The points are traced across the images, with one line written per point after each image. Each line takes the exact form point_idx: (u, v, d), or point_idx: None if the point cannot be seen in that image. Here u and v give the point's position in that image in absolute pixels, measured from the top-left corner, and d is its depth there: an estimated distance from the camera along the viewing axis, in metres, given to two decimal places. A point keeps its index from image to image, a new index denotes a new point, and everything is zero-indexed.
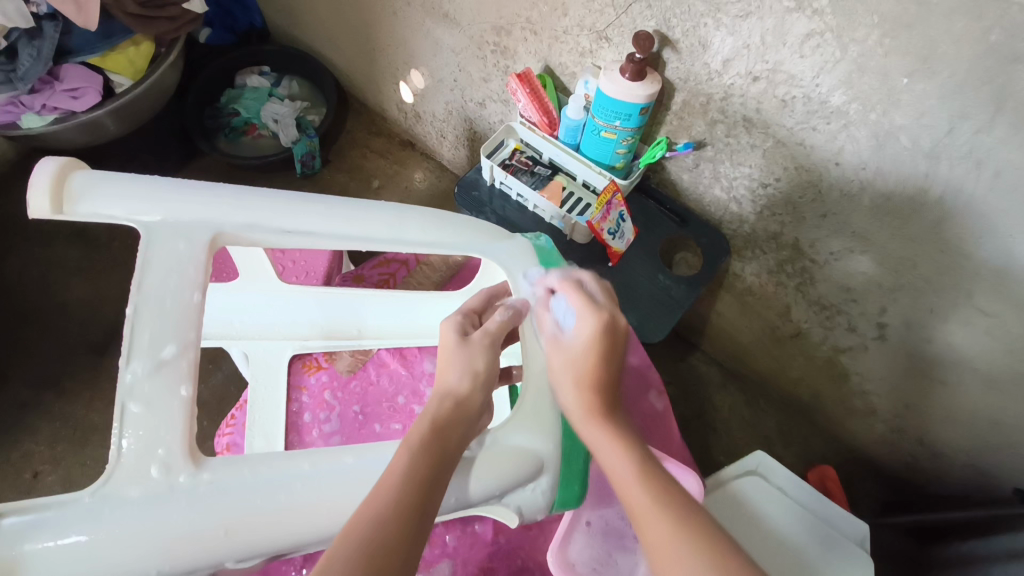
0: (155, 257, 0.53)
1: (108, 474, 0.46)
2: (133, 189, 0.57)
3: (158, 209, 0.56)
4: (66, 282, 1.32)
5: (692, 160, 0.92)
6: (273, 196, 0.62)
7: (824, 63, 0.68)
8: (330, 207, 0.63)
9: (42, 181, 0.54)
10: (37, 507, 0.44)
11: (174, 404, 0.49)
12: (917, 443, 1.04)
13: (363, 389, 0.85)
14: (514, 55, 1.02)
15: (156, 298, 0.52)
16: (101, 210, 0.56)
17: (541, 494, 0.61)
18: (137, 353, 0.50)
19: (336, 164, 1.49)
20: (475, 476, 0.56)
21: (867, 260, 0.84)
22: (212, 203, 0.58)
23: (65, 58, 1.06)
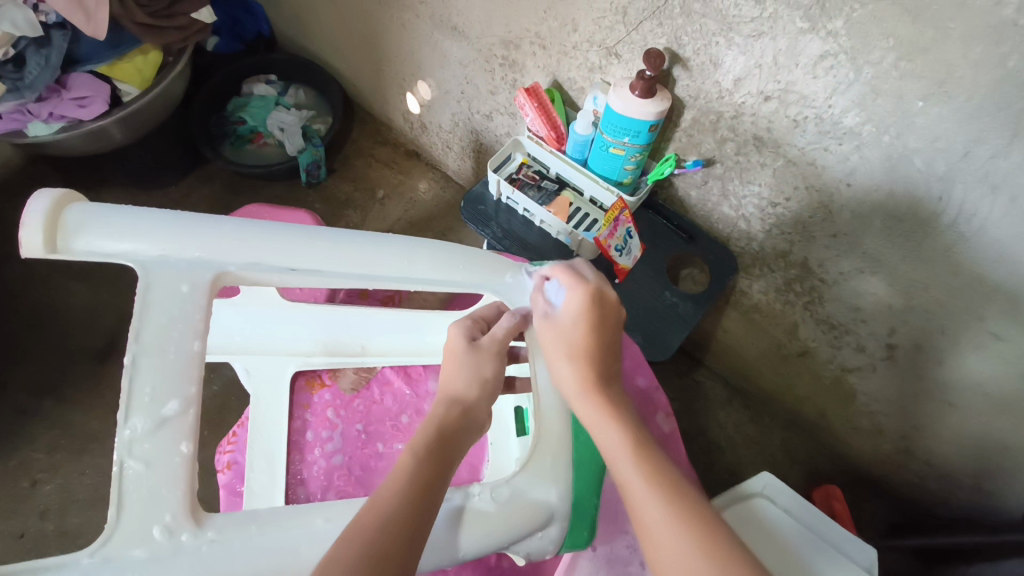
0: (155, 304, 0.52)
1: (106, 534, 0.46)
2: (132, 225, 0.55)
3: (159, 239, 0.55)
4: (68, 288, 1.32)
5: (701, 178, 0.91)
6: (279, 230, 0.60)
7: (837, 84, 0.67)
8: (336, 244, 0.62)
9: (40, 216, 0.53)
10: (35, 569, 0.44)
11: (174, 463, 0.48)
12: (923, 464, 1.03)
13: (367, 407, 0.84)
14: (522, 68, 1.01)
15: (157, 349, 0.51)
16: (102, 247, 0.54)
17: (549, 543, 0.60)
18: (137, 409, 0.49)
19: (341, 174, 1.49)
20: (481, 531, 0.54)
21: (877, 282, 0.83)
22: (217, 236, 0.57)
23: (73, 67, 1.06)
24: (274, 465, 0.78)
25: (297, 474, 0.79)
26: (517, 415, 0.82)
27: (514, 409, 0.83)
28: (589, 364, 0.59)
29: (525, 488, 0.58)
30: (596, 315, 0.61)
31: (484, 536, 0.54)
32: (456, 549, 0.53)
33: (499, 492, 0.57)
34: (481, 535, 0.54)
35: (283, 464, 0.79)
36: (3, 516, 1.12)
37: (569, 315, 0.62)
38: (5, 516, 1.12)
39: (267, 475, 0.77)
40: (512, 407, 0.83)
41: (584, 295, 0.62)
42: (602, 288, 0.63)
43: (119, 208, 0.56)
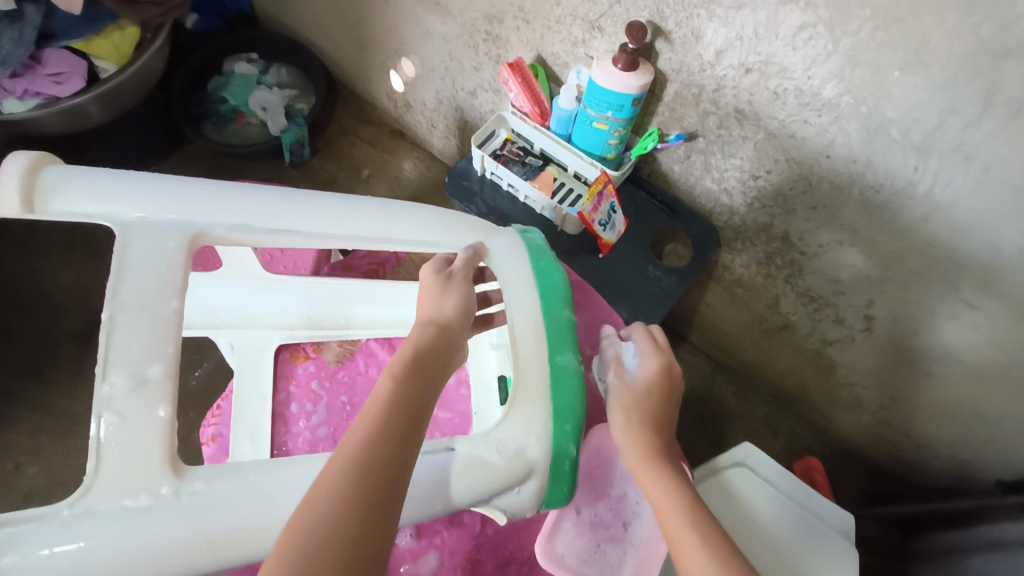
0: (132, 259, 0.52)
1: (85, 486, 0.46)
2: (109, 186, 0.55)
3: (136, 200, 0.55)
4: (49, 269, 1.30)
5: (684, 152, 0.92)
6: (260, 193, 0.60)
7: (816, 55, 0.68)
8: (314, 206, 0.62)
9: (13, 176, 0.53)
10: (14, 520, 0.44)
11: (151, 423, 0.48)
12: (900, 434, 1.06)
13: (351, 379, 0.83)
14: (506, 44, 1.01)
15: (134, 303, 0.51)
16: (76, 208, 0.55)
17: (526, 497, 0.61)
18: (115, 367, 0.48)
19: (325, 153, 1.47)
20: (467, 476, 0.56)
21: (856, 253, 0.84)
22: (194, 198, 0.57)
23: (49, 43, 1.03)
24: (258, 439, 0.78)
25: (281, 445, 0.79)
26: (501, 384, 0.82)
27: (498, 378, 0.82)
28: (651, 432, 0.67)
29: (510, 437, 0.59)
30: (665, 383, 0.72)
31: (468, 484, 0.56)
32: (437, 500, 0.54)
33: (486, 440, 0.58)
34: (466, 484, 0.56)
35: (268, 437, 0.78)
36: None
37: (643, 377, 0.72)
38: None
39: (251, 448, 0.77)
40: (496, 377, 0.82)
41: (658, 367, 0.72)
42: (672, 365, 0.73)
43: (99, 173, 0.56)
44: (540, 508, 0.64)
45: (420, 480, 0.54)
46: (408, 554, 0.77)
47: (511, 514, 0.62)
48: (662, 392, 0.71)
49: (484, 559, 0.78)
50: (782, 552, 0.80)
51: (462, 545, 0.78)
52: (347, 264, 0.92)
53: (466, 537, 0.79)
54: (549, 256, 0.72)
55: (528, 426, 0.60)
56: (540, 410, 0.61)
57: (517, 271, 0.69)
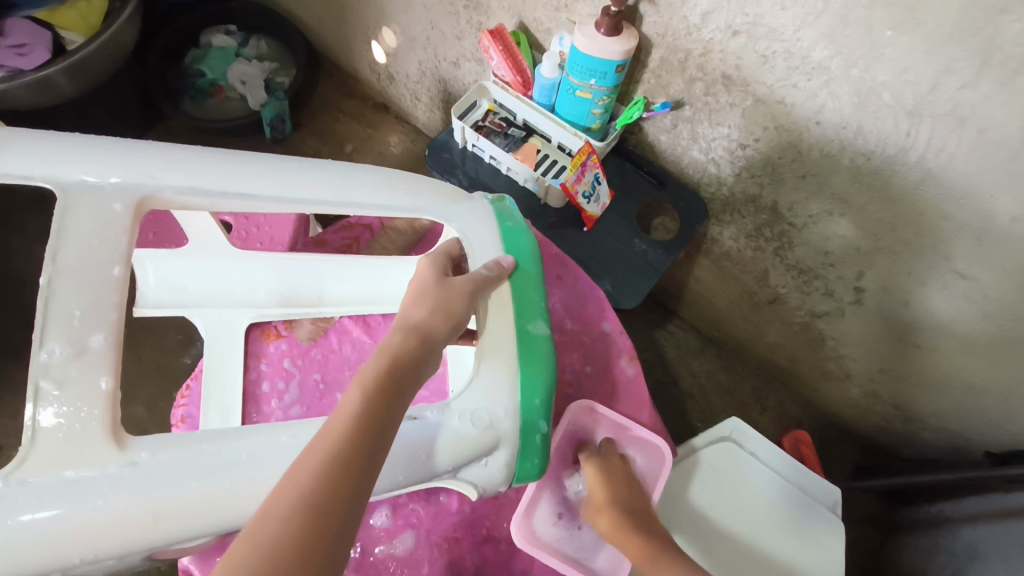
0: (71, 224, 0.51)
1: (20, 459, 0.45)
2: (50, 150, 0.54)
3: (77, 162, 0.54)
4: (25, 249, 1.27)
5: (671, 121, 0.89)
6: (206, 153, 0.59)
7: (805, 15, 0.66)
8: (271, 168, 0.61)
9: None
10: None
11: (93, 395, 0.48)
12: (890, 408, 1.05)
13: (324, 356, 0.83)
14: (487, 10, 0.97)
15: (74, 269, 0.50)
16: (12, 167, 0.53)
17: (497, 469, 0.60)
18: (54, 333, 0.48)
19: (307, 128, 1.44)
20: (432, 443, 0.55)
21: (846, 223, 0.82)
22: (139, 157, 0.56)
23: (10, 13, 0.98)
24: (229, 414, 0.77)
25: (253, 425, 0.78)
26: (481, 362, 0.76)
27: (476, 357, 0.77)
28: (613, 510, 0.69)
29: (476, 406, 0.58)
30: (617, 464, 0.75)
31: (428, 452, 0.55)
32: (397, 472, 0.53)
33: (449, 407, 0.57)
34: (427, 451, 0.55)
35: (239, 415, 0.77)
36: None
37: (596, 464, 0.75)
38: None
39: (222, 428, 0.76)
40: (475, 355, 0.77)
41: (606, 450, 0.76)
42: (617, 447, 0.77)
43: (40, 137, 0.55)
44: (511, 482, 0.62)
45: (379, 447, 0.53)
46: (383, 534, 0.76)
47: (479, 486, 0.61)
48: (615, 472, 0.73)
49: (461, 538, 0.77)
50: (764, 524, 0.81)
51: (437, 523, 0.78)
52: (321, 240, 0.89)
53: (442, 514, 0.78)
54: (522, 224, 0.70)
55: (494, 395, 0.59)
56: (507, 381, 0.60)
57: (483, 236, 0.68)
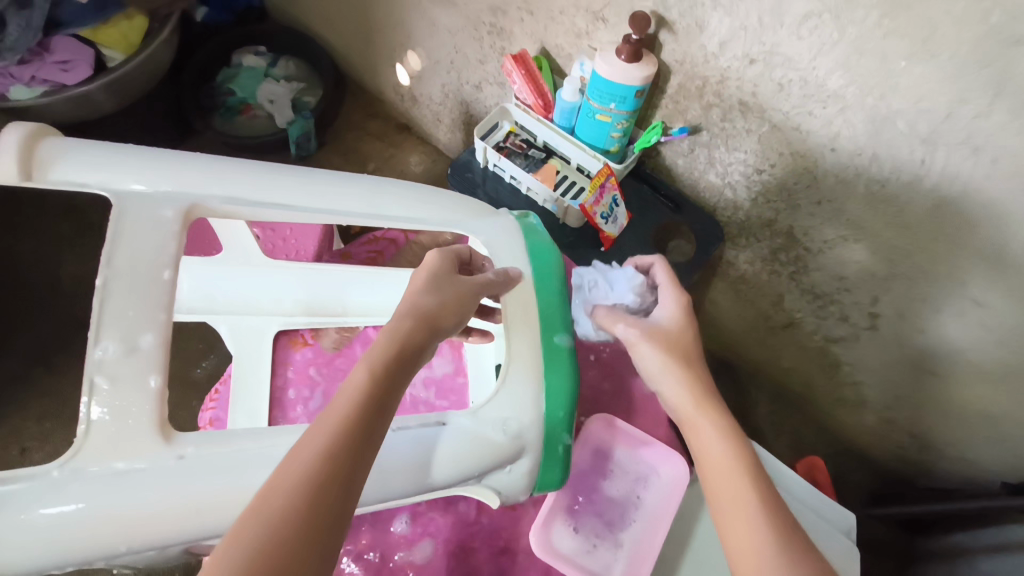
0: (125, 229, 0.54)
1: (74, 449, 0.48)
2: (105, 159, 0.57)
3: (131, 171, 0.57)
4: (58, 257, 1.31)
5: (688, 145, 0.91)
6: (244, 166, 0.62)
7: (821, 45, 0.68)
8: (309, 180, 0.63)
9: (11, 146, 0.54)
10: (8, 478, 0.46)
11: (142, 393, 0.49)
12: (906, 435, 1.04)
13: (348, 365, 0.83)
14: (510, 36, 1.01)
15: (127, 270, 0.52)
16: (73, 176, 0.56)
17: (520, 477, 0.61)
18: (108, 331, 0.50)
19: (331, 146, 1.48)
20: (456, 449, 0.56)
21: (861, 249, 0.83)
22: (187, 168, 0.59)
23: (56, 31, 1.00)
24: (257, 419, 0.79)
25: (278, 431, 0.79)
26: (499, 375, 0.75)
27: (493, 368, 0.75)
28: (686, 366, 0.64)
29: (506, 415, 0.59)
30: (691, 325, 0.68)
31: (451, 459, 0.55)
32: (425, 474, 0.55)
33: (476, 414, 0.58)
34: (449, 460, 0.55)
35: (265, 421, 0.79)
36: None
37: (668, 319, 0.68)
38: None
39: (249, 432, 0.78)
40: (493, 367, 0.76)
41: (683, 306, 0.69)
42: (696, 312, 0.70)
43: (97, 147, 0.58)
44: (532, 491, 0.64)
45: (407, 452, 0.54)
46: (402, 541, 0.77)
47: (498, 494, 0.62)
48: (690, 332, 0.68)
49: (478, 548, 0.78)
50: None
51: (454, 533, 0.78)
52: (346, 252, 0.92)
53: (459, 524, 0.79)
54: (546, 241, 0.72)
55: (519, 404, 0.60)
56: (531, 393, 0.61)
57: (510, 251, 0.70)
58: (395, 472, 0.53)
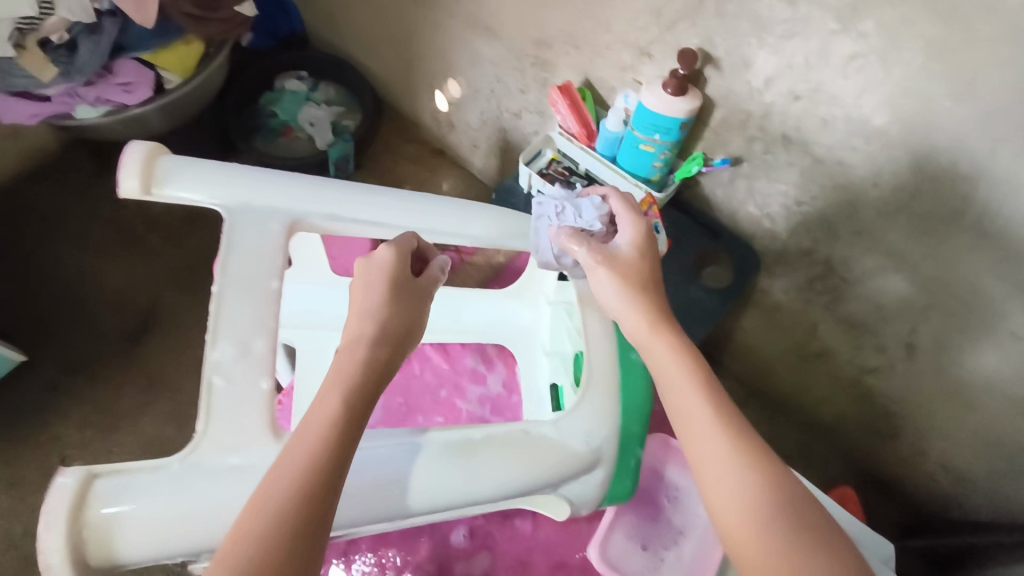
0: (238, 240, 0.57)
1: (195, 443, 0.50)
2: (215, 174, 0.59)
3: (240, 186, 0.60)
4: (101, 270, 1.35)
5: (728, 176, 0.94)
6: (339, 187, 0.64)
7: (866, 84, 0.71)
8: (399, 200, 0.66)
9: (133, 163, 0.57)
10: (130, 469, 0.47)
11: (254, 395, 0.52)
12: (939, 467, 1.05)
13: (406, 381, 0.83)
14: (553, 67, 1.04)
15: (241, 278, 0.55)
16: (185, 191, 0.59)
17: (593, 487, 0.63)
18: (224, 335, 0.53)
19: (368, 169, 1.52)
20: (434, 474, 0.53)
21: (899, 280, 0.85)
22: (291, 185, 0.62)
23: (120, 54, 1.04)
24: None
25: None
26: (552, 393, 0.79)
27: (550, 386, 0.79)
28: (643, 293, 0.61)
29: (588, 428, 0.61)
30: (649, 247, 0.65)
31: (435, 483, 0.53)
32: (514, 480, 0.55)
33: (561, 424, 0.60)
34: (425, 491, 0.52)
35: None
36: (35, 489, 1.14)
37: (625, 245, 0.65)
38: (36, 489, 1.14)
39: None
40: (548, 386, 0.79)
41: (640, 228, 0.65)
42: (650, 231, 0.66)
43: (208, 165, 0.60)
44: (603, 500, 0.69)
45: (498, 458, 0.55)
46: (460, 554, 0.78)
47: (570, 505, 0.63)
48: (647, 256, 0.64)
49: (535, 562, 0.79)
50: None
51: (511, 547, 0.79)
52: None
53: (515, 539, 0.80)
54: None
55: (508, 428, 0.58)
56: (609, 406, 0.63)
57: None
58: (488, 478, 0.54)
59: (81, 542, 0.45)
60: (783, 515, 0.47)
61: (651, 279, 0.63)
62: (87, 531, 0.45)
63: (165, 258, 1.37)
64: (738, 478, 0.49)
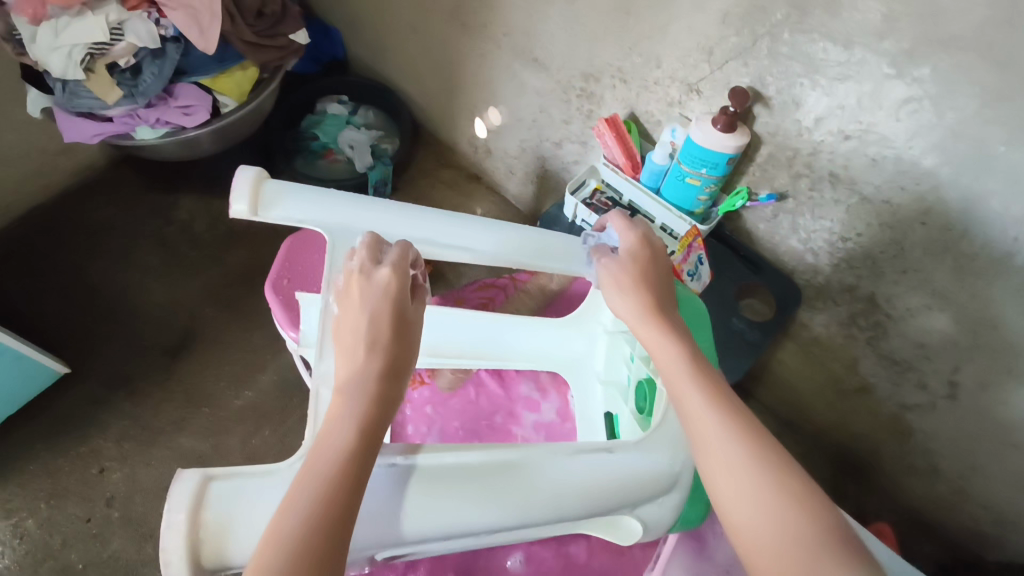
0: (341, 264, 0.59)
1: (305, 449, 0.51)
2: (319, 201, 0.60)
3: (341, 212, 0.60)
4: (144, 285, 1.38)
5: (772, 211, 0.95)
6: (434, 216, 0.64)
7: (918, 127, 0.72)
8: (489, 227, 0.66)
9: (244, 185, 0.57)
10: (245, 473, 0.48)
11: None
12: (979, 507, 1.04)
13: (463, 407, 0.86)
14: (599, 100, 1.07)
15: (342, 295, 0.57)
16: (292, 215, 0.59)
17: (669, 509, 0.61)
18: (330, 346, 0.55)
19: (404, 192, 1.55)
20: (435, 494, 0.50)
21: (944, 318, 0.86)
22: (388, 210, 0.62)
23: (180, 78, 1.08)
24: None
25: None
26: (608, 421, 0.79)
27: (605, 415, 0.80)
28: (644, 290, 0.62)
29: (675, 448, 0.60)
30: (647, 251, 0.66)
31: (428, 507, 0.50)
32: (603, 497, 0.55)
33: (646, 447, 0.59)
34: (431, 514, 0.50)
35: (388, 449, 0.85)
36: (74, 500, 1.16)
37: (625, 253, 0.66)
38: (76, 500, 1.16)
39: None
40: (603, 413, 0.80)
41: (636, 237, 0.66)
42: (650, 237, 0.67)
43: (314, 191, 0.60)
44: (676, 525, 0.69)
45: (586, 482, 0.54)
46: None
47: (645, 534, 0.62)
48: (645, 260, 0.65)
49: None
50: None
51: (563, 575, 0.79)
52: (457, 297, 0.93)
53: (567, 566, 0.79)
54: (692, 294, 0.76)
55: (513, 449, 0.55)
56: None
57: None
58: (576, 501, 0.53)
59: (200, 542, 0.45)
60: (787, 499, 0.46)
61: (650, 278, 0.64)
62: (205, 531, 0.45)
63: (205, 275, 1.40)
64: (737, 477, 0.48)
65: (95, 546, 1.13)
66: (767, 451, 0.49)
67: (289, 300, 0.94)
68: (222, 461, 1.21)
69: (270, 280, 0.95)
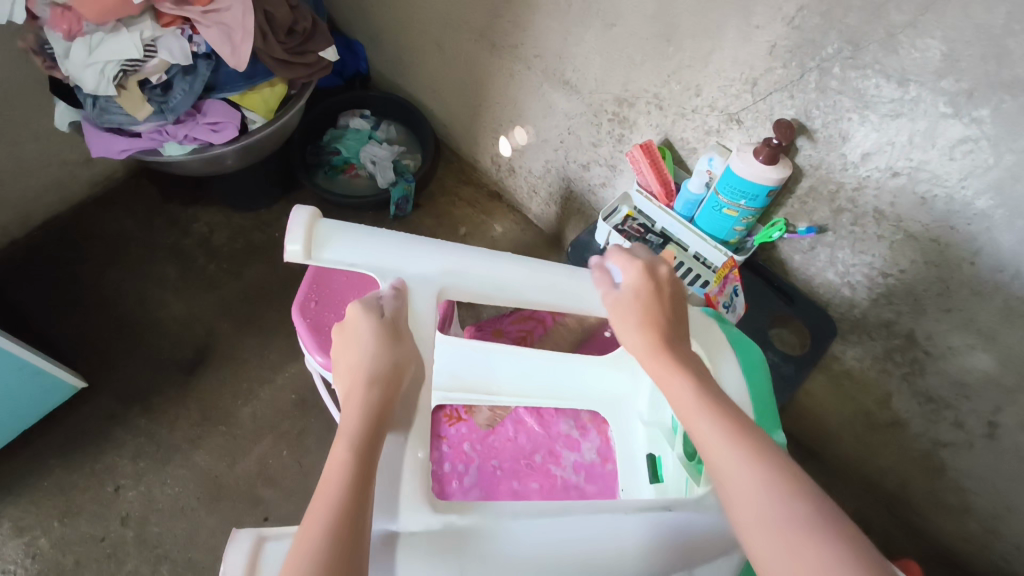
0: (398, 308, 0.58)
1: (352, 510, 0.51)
2: (371, 244, 0.59)
3: (395, 255, 0.60)
4: (161, 299, 1.36)
5: (809, 243, 0.94)
6: (476, 257, 0.63)
7: (973, 167, 0.71)
8: (538, 268, 0.66)
9: (299, 227, 0.56)
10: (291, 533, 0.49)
11: (412, 463, 0.54)
12: (1013, 548, 1.02)
13: (501, 444, 0.84)
14: (632, 125, 1.06)
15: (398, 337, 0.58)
16: (344, 258, 0.58)
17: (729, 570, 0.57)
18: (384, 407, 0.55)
19: (425, 209, 1.53)
20: (418, 567, 0.50)
21: (988, 358, 0.84)
22: (441, 254, 0.62)
23: (209, 94, 1.07)
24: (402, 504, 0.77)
25: None
26: (649, 463, 0.78)
27: (646, 456, 0.79)
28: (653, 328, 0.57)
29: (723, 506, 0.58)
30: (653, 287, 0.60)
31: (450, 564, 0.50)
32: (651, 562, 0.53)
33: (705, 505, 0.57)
34: None
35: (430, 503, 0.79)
36: (87, 519, 1.14)
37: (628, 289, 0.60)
38: (90, 519, 1.14)
39: None
40: (645, 454, 0.79)
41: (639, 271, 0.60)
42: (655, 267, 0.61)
43: (364, 232, 0.59)
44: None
45: (637, 540, 0.53)
46: None
47: None
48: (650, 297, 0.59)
49: None
50: None
51: None
52: (497, 329, 0.95)
53: None
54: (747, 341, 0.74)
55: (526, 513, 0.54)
56: None
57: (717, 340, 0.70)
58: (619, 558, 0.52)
59: None
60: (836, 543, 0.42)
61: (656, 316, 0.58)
62: None
63: (223, 290, 1.39)
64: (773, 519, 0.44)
65: (109, 567, 1.11)
66: (796, 491, 0.45)
67: (316, 324, 0.92)
68: (237, 481, 1.19)
69: (297, 302, 0.93)
